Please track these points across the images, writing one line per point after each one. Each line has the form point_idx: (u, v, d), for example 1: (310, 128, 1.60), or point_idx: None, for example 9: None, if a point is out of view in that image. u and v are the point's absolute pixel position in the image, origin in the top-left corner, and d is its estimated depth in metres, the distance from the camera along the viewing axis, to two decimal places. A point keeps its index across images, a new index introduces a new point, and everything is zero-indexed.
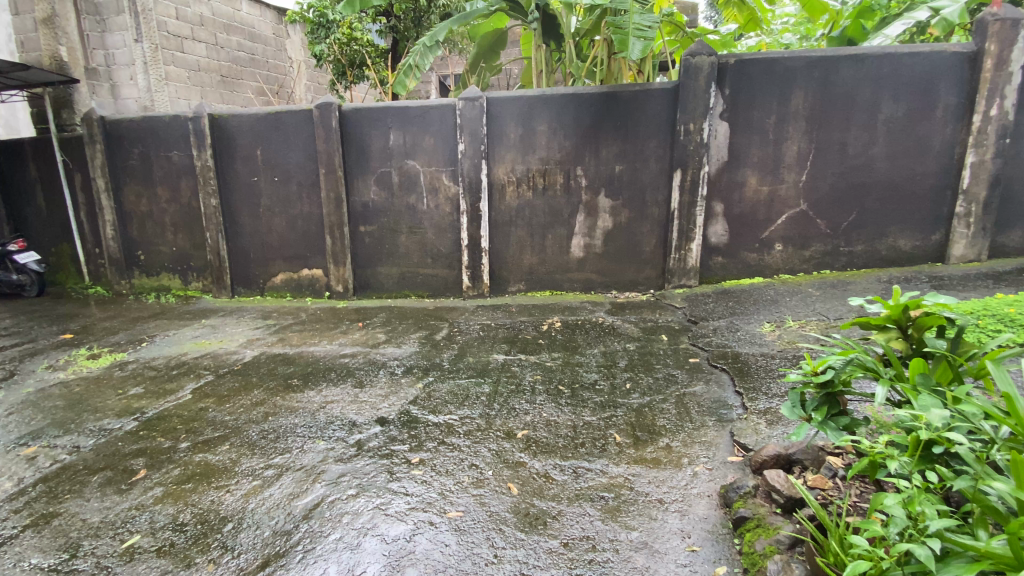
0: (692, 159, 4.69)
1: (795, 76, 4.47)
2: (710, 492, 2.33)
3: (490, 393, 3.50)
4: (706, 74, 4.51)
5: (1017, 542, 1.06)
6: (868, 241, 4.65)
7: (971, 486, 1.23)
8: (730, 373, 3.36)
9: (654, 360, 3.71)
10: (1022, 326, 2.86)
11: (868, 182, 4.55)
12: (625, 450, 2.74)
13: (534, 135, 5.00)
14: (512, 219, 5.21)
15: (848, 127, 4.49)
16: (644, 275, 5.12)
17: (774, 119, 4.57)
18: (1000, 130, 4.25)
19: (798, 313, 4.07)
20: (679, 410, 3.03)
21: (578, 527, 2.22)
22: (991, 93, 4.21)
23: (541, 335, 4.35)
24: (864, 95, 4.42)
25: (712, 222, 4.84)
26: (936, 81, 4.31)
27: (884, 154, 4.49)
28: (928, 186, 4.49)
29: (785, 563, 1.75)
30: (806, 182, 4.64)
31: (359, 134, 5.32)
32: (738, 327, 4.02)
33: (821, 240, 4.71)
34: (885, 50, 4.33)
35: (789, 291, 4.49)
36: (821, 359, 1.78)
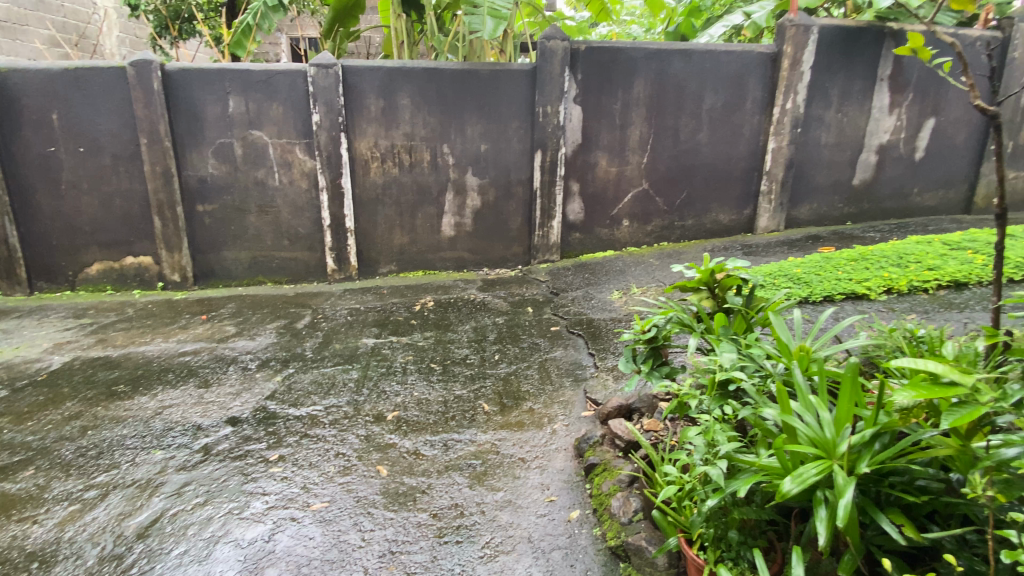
0: (551, 140, 4.93)
1: (636, 66, 4.90)
2: (566, 446, 2.56)
3: (358, 378, 3.39)
4: (560, 58, 4.74)
5: (783, 456, 1.27)
6: (697, 216, 5.36)
7: (753, 414, 1.46)
8: (585, 338, 3.67)
9: (520, 331, 3.90)
10: (803, 283, 3.56)
11: (695, 165, 5.21)
12: (492, 418, 2.87)
13: (396, 109, 4.81)
14: (376, 197, 5.00)
15: (680, 115, 5.07)
16: (511, 251, 5.29)
17: (621, 105, 4.98)
18: (794, 121, 5.11)
19: (642, 281, 4.56)
20: (541, 375, 3.25)
21: (446, 497, 2.28)
22: (787, 89, 5.03)
23: (413, 316, 4.30)
24: (691, 87, 5.01)
25: (570, 200, 5.17)
26: (745, 77, 5.04)
27: (707, 140, 5.16)
28: (741, 168, 5.28)
29: (626, 498, 2.02)
30: (647, 164, 5.16)
31: (190, 98, 4.64)
32: (593, 296, 4.38)
33: (660, 216, 5.31)
34: (707, 47, 4.94)
35: (635, 262, 5.01)
36: (647, 319, 2.05)
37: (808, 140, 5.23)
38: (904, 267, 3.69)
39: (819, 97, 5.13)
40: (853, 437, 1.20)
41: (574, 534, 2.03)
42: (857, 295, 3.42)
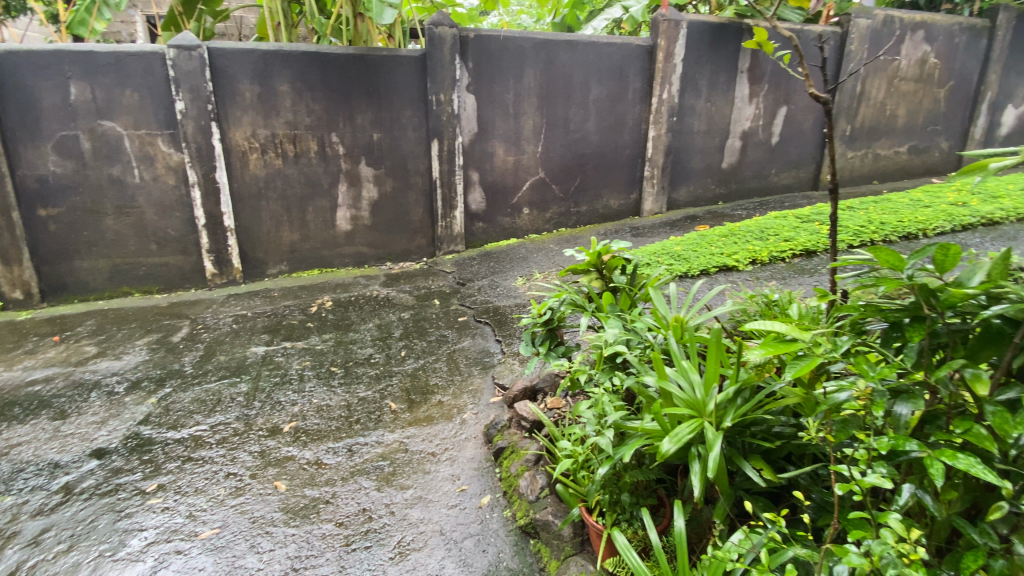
0: (446, 129, 4.87)
1: (525, 55, 4.96)
2: (476, 434, 2.58)
3: (248, 392, 3.12)
4: (450, 46, 4.67)
5: (660, 418, 1.36)
6: (590, 202, 5.61)
7: (636, 383, 1.56)
8: (492, 326, 3.70)
9: (426, 325, 3.82)
10: (684, 259, 3.88)
11: (586, 153, 5.44)
12: (400, 416, 2.80)
13: (275, 96, 4.44)
14: (260, 192, 4.61)
15: (569, 104, 5.25)
16: (414, 244, 5.17)
17: (513, 94, 5.03)
18: (670, 110, 5.53)
19: (543, 266, 4.69)
20: (450, 366, 3.22)
21: (353, 503, 2.20)
22: (663, 80, 5.41)
23: (310, 318, 4.04)
24: (577, 77, 5.20)
25: (470, 189, 5.15)
26: (626, 67, 5.33)
27: (596, 129, 5.40)
28: (627, 155, 5.60)
29: (533, 477, 2.08)
30: (541, 153, 5.28)
31: (16, 84, 3.92)
32: (498, 284, 4.43)
33: (557, 203, 5.49)
34: (590, 38, 5.14)
35: (537, 249, 5.14)
36: (542, 302, 2.11)
37: (683, 127, 5.68)
38: (765, 240, 4.18)
39: (691, 88, 5.58)
40: (719, 395, 1.33)
41: (485, 520, 2.06)
42: (728, 267, 3.81)
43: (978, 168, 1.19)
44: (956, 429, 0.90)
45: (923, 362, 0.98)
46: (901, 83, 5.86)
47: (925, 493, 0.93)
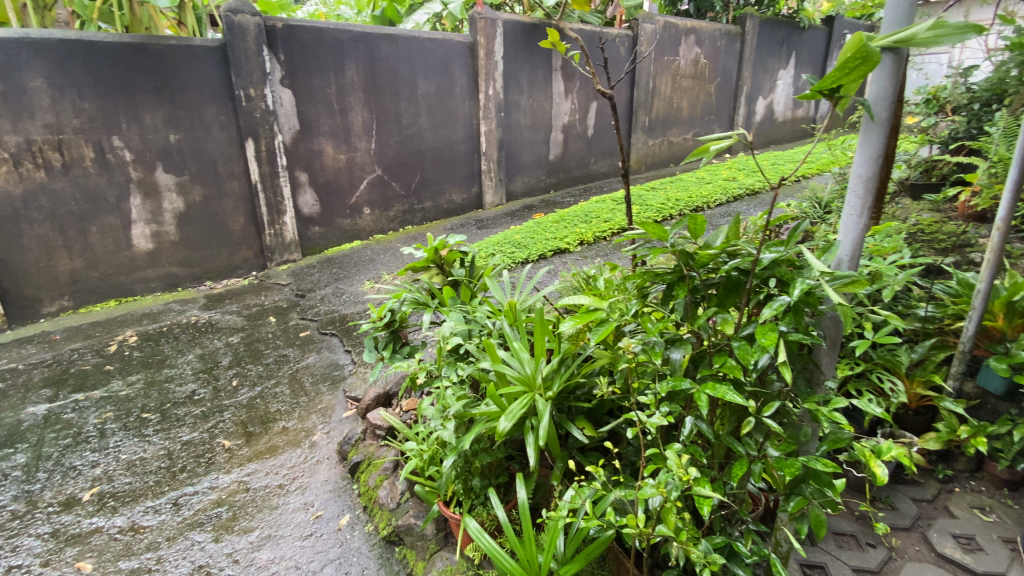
0: (261, 128, 4.40)
1: (343, 48, 4.70)
2: (329, 454, 2.41)
3: (26, 464, 2.48)
4: (254, 36, 4.21)
5: (496, 398, 1.41)
6: (432, 198, 5.61)
7: (476, 370, 1.60)
8: (339, 336, 3.46)
9: (262, 346, 3.44)
10: (524, 246, 4.11)
11: (421, 149, 5.39)
12: (237, 452, 2.49)
13: (24, 93, 3.55)
14: (17, 213, 3.67)
15: (398, 100, 5.13)
16: (240, 257, 4.61)
17: (335, 89, 4.75)
18: (497, 106, 5.74)
19: (390, 267, 4.54)
20: (293, 388, 2.95)
21: (185, 563, 1.91)
22: (487, 76, 5.58)
23: (109, 360, 3.36)
24: (403, 72, 5.10)
25: (299, 192, 4.75)
26: (450, 63, 5.38)
27: (428, 124, 5.38)
28: (463, 150, 5.70)
29: (392, 485, 2.02)
30: (375, 150, 5.09)
31: None
32: (342, 291, 4.16)
33: (399, 201, 5.37)
34: (411, 33, 5.06)
35: (382, 249, 4.97)
36: (381, 305, 2.04)
37: (511, 122, 5.95)
38: (589, 222, 4.63)
39: (513, 84, 5.84)
40: (545, 368, 1.42)
41: (346, 541, 1.95)
42: (561, 249, 4.13)
43: (703, 151, 1.32)
44: (717, 364, 1.08)
45: (690, 313, 1.16)
46: (683, 80, 6.90)
47: (702, 421, 1.10)
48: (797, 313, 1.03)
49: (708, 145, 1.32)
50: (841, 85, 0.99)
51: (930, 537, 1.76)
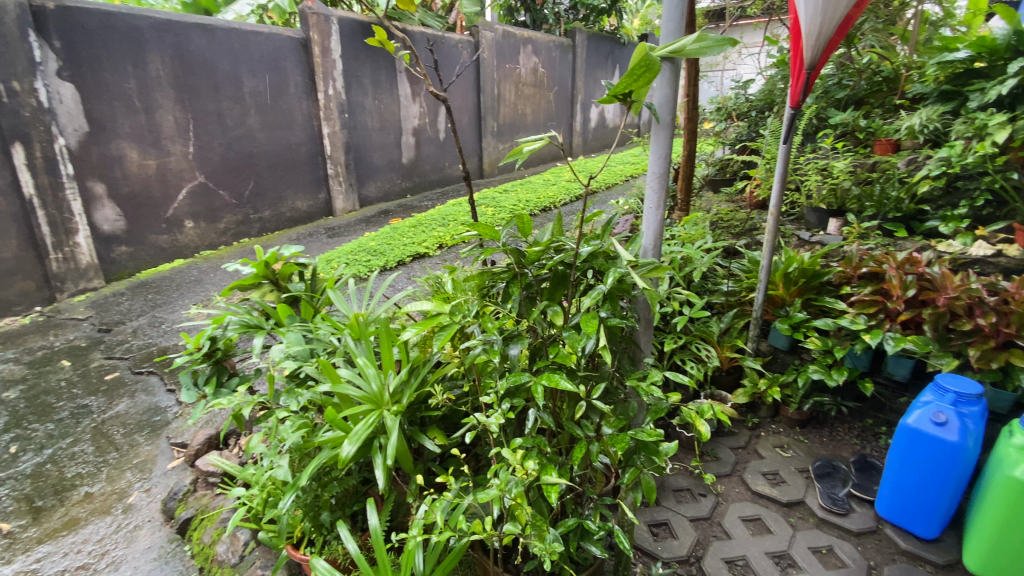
0: (35, 130, 3.53)
1: (142, 37, 4.01)
2: (152, 515, 2.03)
3: None
4: (14, 16, 3.35)
5: (338, 420, 1.30)
6: (272, 206, 5.10)
7: (316, 394, 1.46)
8: (159, 373, 2.94)
9: (53, 398, 2.78)
10: (379, 253, 3.96)
11: (254, 152, 4.87)
12: (18, 538, 1.97)
13: None
14: None
15: (219, 98, 4.55)
16: (15, 289, 3.63)
17: (136, 84, 4.04)
18: (339, 107, 5.41)
19: (224, 286, 4.01)
20: (99, 445, 2.43)
21: None
22: (325, 76, 5.23)
23: None
24: (223, 67, 4.53)
25: (96, 206, 3.94)
26: (281, 60, 4.93)
27: (259, 125, 4.86)
28: (303, 153, 5.27)
29: (233, 537, 1.76)
30: (195, 154, 4.45)
31: None
32: (162, 319, 3.56)
33: (230, 211, 4.78)
34: (229, 25, 4.52)
35: (213, 267, 4.37)
36: (200, 333, 1.76)
37: (356, 124, 5.65)
38: (446, 226, 4.63)
39: (355, 85, 5.55)
40: (391, 381, 1.36)
41: None
42: (420, 255, 4.05)
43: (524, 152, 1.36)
44: (550, 355, 1.12)
45: (524, 309, 1.19)
46: (524, 87, 7.26)
47: (543, 412, 1.13)
48: (613, 300, 1.11)
49: (524, 146, 1.37)
50: (632, 90, 1.08)
51: (746, 478, 2.07)
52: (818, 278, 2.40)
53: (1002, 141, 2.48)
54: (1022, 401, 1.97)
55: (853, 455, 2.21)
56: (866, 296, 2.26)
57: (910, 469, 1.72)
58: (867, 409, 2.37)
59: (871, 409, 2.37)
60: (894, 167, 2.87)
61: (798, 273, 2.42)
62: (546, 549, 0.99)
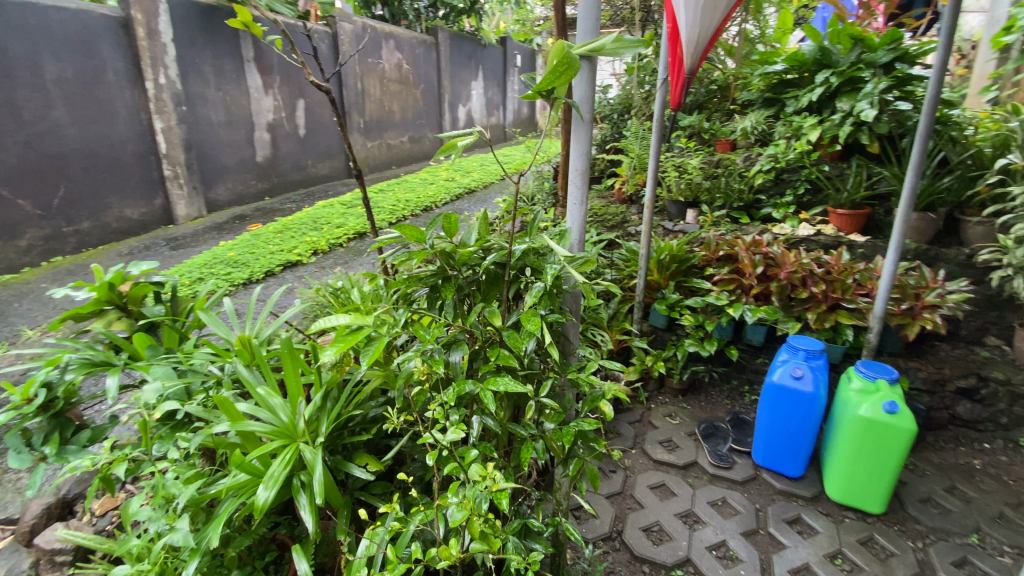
0: None
1: None
2: None
3: None
4: None
5: (247, 462, 1.11)
6: (93, 215, 4.20)
7: (208, 436, 1.22)
8: None
9: None
10: (242, 264, 3.50)
11: (64, 152, 3.95)
12: None
13: None
14: None
15: (10, 85, 3.61)
16: None
17: None
18: (174, 98, 4.66)
19: (36, 318, 3.19)
20: None
21: None
22: (154, 62, 4.46)
23: None
24: (14, 48, 3.61)
25: None
26: (95, 42, 4.08)
27: (69, 118, 3.96)
28: (131, 152, 4.41)
29: None
30: None
31: None
32: None
33: (32, 224, 3.82)
34: None
35: (15, 294, 3.47)
36: (28, 380, 1.37)
37: (197, 118, 4.92)
38: (318, 230, 4.27)
39: (193, 74, 4.82)
40: (306, 409, 1.21)
41: None
42: (291, 263, 3.66)
43: (450, 147, 1.27)
44: (492, 359, 1.07)
45: (458, 313, 1.13)
46: (389, 83, 6.99)
47: (488, 417, 1.09)
48: (551, 297, 1.10)
49: (452, 141, 1.29)
50: (554, 87, 1.08)
51: (646, 449, 2.23)
52: (685, 263, 2.71)
53: (814, 139, 3.02)
54: (847, 351, 2.42)
55: (728, 414, 2.51)
56: (725, 275, 2.60)
57: (781, 420, 2.00)
58: (733, 372, 2.72)
59: (736, 372, 2.71)
60: (735, 163, 3.34)
61: (669, 260, 2.70)
62: (523, 559, 0.96)
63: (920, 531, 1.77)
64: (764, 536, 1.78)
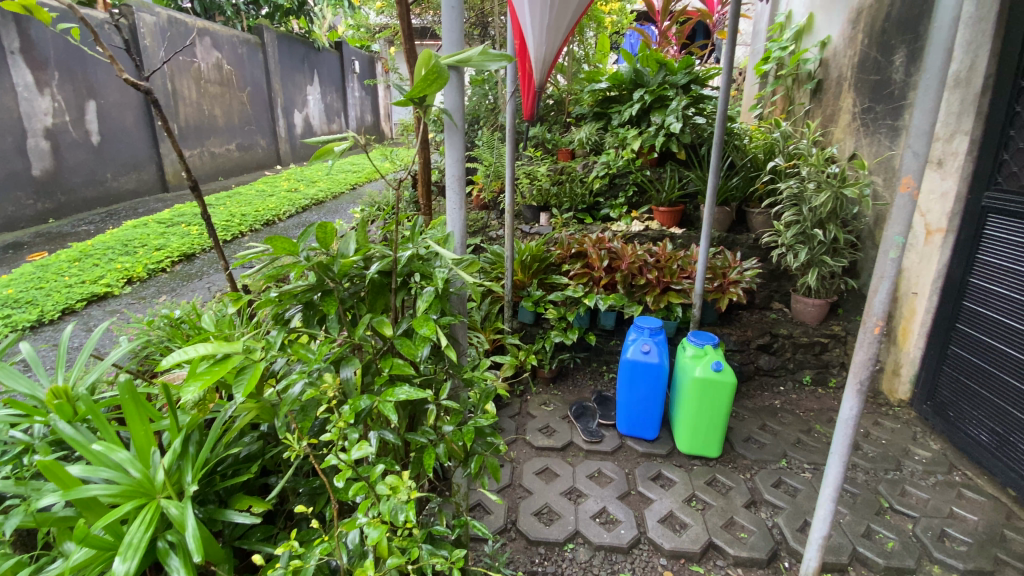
0: None
1: None
2: None
3: None
4: None
5: (92, 535, 0.92)
6: None
7: (26, 516, 0.99)
8: None
9: None
10: (29, 303, 2.82)
11: None
12: None
13: None
14: None
15: None
16: None
17: None
18: None
19: None
20: None
21: None
22: None
23: None
24: None
25: None
26: None
27: None
28: None
29: None
30: None
31: None
32: None
33: None
34: None
35: None
36: None
37: None
38: (133, 255, 3.63)
39: None
40: (164, 459, 1.04)
41: None
42: (99, 296, 3.04)
43: (324, 153, 1.12)
44: (385, 370, 1.05)
45: (342, 327, 1.08)
46: (208, 85, 6.21)
47: (386, 431, 1.06)
48: (442, 300, 1.10)
49: (327, 145, 1.15)
50: (426, 94, 1.11)
51: (527, 439, 2.35)
52: (543, 262, 2.94)
53: (637, 148, 3.47)
54: (678, 326, 2.85)
55: (593, 394, 2.77)
56: (579, 269, 2.88)
57: (641, 392, 2.27)
58: (593, 356, 3.00)
59: (595, 356, 3.01)
60: (576, 170, 3.69)
61: (531, 260, 2.92)
62: (446, 561, 0.98)
63: (747, 464, 2.17)
64: (635, 495, 2.00)
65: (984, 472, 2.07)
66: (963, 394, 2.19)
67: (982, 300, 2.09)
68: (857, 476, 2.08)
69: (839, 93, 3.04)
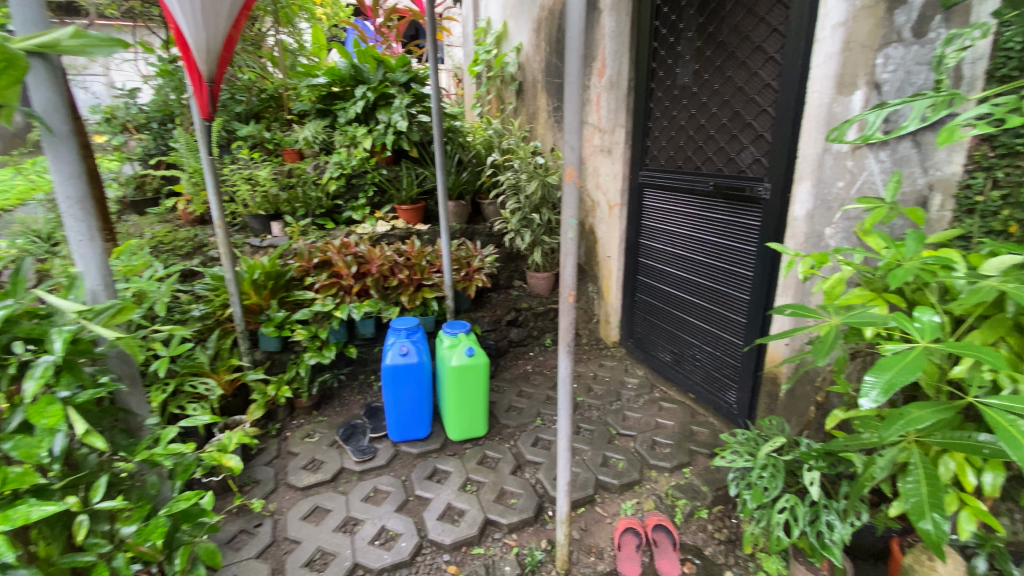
0: None
1: None
2: None
3: None
4: None
5: None
6: None
7: None
8: None
9: None
10: None
11: None
12: None
13: None
14: None
15: None
16: None
17: None
18: None
19: None
20: None
21: None
22: None
23: None
24: None
25: None
26: None
27: None
28: None
29: None
30: None
31: None
32: None
33: None
34: None
35: None
36: None
37: None
38: None
39: None
40: None
41: None
42: None
43: None
44: None
45: None
46: None
47: (13, 570, 0.79)
48: (73, 370, 0.91)
49: None
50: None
51: (290, 481, 2.09)
52: (282, 278, 2.59)
53: (368, 146, 3.38)
54: (438, 320, 2.89)
55: (362, 410, 2.63)
56: (325, 280, 2.65)
57: (401, 397, 2.23)
58: (357, 368, 2.83)
59: (360, 368, 2.85)
60: (306, 171, 3.40)
61: (264, 278, 2.52)
62: None
63: (510, 433, 2.36)
64: (414, 501, 1.98)
65: (672, 385, 2.69)
66: (650, 329, 2.80)
67: (650, 253, 2.70)
68: (592, 415, 2.48)
69: (536, 93, 3.50)
